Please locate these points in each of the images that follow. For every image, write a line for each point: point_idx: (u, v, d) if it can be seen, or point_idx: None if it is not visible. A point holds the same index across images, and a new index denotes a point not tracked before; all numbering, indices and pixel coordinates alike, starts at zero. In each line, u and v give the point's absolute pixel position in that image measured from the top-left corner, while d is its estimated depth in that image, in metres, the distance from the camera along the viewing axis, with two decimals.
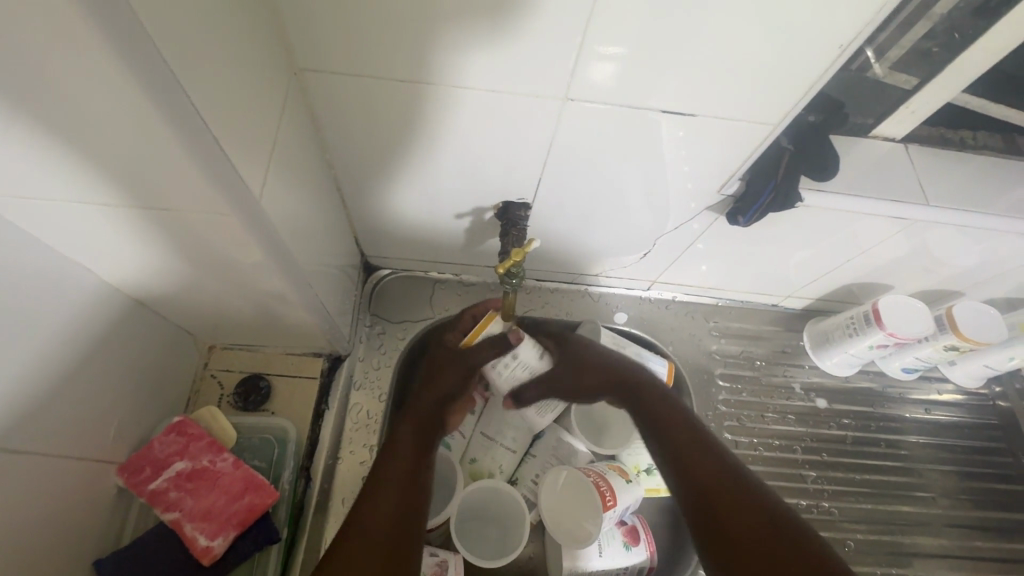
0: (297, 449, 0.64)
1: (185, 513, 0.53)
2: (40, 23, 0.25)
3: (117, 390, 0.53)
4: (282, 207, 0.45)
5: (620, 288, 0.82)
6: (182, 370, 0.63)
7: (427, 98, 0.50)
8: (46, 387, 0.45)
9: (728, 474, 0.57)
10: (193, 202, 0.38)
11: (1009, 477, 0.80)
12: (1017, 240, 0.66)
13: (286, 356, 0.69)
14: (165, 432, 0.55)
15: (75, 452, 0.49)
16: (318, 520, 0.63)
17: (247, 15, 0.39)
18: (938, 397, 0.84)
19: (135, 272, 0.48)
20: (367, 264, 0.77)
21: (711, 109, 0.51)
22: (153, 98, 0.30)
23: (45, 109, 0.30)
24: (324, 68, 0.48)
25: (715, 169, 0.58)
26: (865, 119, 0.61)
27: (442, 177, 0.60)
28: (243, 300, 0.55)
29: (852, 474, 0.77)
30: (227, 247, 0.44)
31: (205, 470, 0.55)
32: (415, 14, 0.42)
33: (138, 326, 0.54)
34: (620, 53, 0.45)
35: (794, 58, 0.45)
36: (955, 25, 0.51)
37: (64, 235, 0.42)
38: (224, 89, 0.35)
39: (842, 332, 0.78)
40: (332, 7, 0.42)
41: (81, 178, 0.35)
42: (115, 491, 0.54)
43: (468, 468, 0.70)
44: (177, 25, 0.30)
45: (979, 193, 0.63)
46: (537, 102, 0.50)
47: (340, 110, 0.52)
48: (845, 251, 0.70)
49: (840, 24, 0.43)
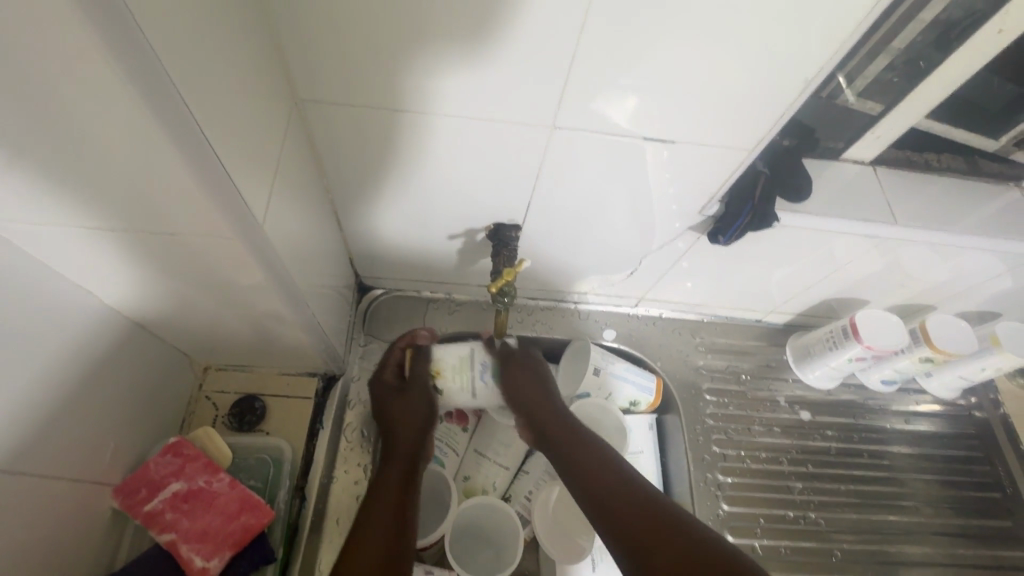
0: (292, 469, 0.65)
1: (181, 534, 0.53)
2: (65, 60, 0.27)
3: (115, 412, 0.53)
4: (283, 230, 0.47)
5: (608, 306, 0.85)
6: (176, 392, 0.63)
7: (424, 125, 0.52)
8: (46, 406, 0.45)
9: (634, 498, 0.56)
10: (199, 228, 0.40)
11: (988, 485, 0.82)
12: (982, 256, 0.69)
13: (281, 376, 0.70)
14: (160, 453, 0.55)
15: (71, 473, 0.49)
16: (313, 540, 0.63)
17: (252, 50, 0.41)
18: (918, 408, 0.87)
19: (136, 294, 0.49)
20: (360, 284, 0.78)
21: (690, 136, 0.54)
22: (166, 129, 0.32)
23: (63, 142, 0.32)
24: (323, 99, 0.50)
25: (696, 190, 0.61)
26: (836, 144, 0.65)
27: (435, 201, 0.62)
28: (241, 322, 0.56)
29: (838, 484, 0.79)
30: (229, 269, 0.45)
31: (201, 491, 0.55)
32: (410, 47, 0.45)
33: (136, 347, 0.55)
34: (603, 81, 0.48)
35: (764, 88, 0.49)
36: (913, 58, 0.55)
37: (69, 258, 0.43)
38: (231, 121, 0.37)
39: (822, 346, 0.81)
40: (332, 41, 0.45)
41: (91, 205, 0.37)
42: (109, 513, 0.54)
43: (461, 485, 0.71)
44: (190, 65, 0.32)
45: (944, 212, 0.66)
46: (526, 129, 0.53)
47: (337, 138, 0.54)
48: (822, 268, 0.73)
49: (806, 57, 0.46)
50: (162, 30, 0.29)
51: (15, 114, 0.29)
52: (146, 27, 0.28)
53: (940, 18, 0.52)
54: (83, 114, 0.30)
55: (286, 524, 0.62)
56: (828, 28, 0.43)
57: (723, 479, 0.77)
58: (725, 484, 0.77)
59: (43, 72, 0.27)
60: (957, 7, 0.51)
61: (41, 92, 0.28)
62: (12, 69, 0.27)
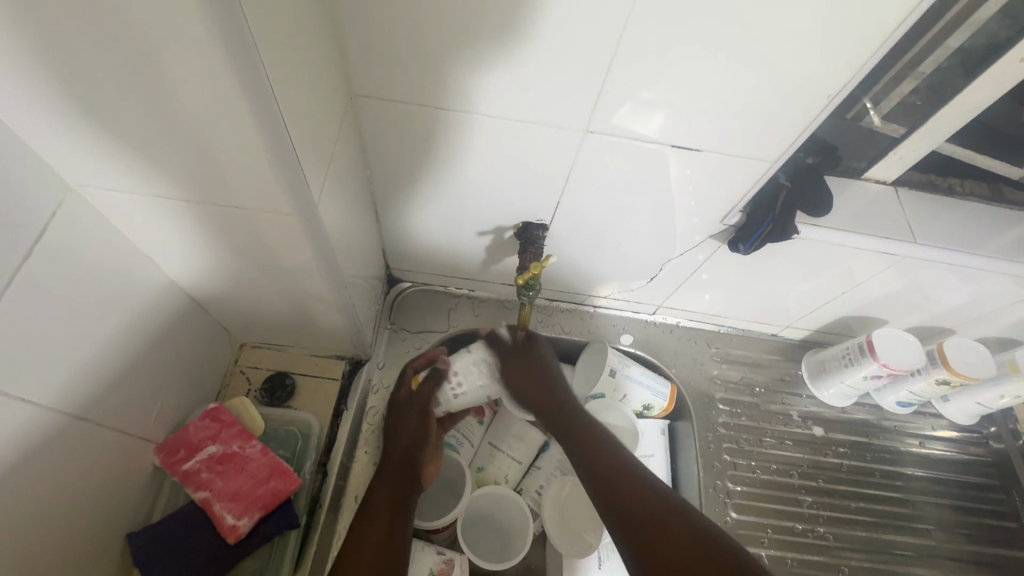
0: (319, 443, 0.68)
1: (215, 493, 0.56)
2: (174, 33, 0.31)
3: (164, 374, 0.57)
4: (332, 212, 0.51)
5: (627, 311, 0.87)
6: (216, 364, 0.67)
7: (465, 124, 0.56)
8: (111, 361, 0.49)
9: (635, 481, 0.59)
10: (261, 202, 0.43)
11: (1003, 514, 0.81)
12: (1004, 281, 0.70)
13: (312, 357, 0.73)
14: (200, 417, 0.58)
15: (122, 425, 0.53)
16: (332, 513, 0.66)
17: (320, 47, 0.45)
18: (934, 432, 0.86)
19: (193, 265, 0.53)
20: (390, 277, 0.82)
21: (716, 147, 0.57)
22: (250, 108, 0.35)
23: (159, 111, 0.36)
24: (377, 95, 0.54)
25: (718, 201, 0.63)
26: (858, 163, 0.67)
27: (467, 198, 0.66)
28: (281, 300, 0.60)
29: (848, 501, 0.79)
30: (280, 245, 0.49)
31: (235, 455, 0.58)
32: (460, 48, 0.49)
33: (188, 317, 0.59)
34: (634, 92, 0.51)
35: (789, 103, 0.51)
36: (936, 84, 0.57)
37: (142, 225, 0.47)
38: (301, 105, 0.41)
39: (838, 362, 0.81)
40: (391, 42, 0.49)
41: (172, 173, 0.41)
42: (150, 469, 0.58)
43: (475, 475, 0.73)
44: (275, 52, 0.36)
45: (964, 235, 0.68)
46: (560, 132, 0.56)
47: (385, 133, 0.58)
48: (840, 284, 0.74)
49: (831, 76, 0.49)
50: (259, 22, 0.33)
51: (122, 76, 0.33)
52: (250, 18, 0.32)
53: (965, 45, 0.54)
54: (179, 84, 0.34)
55: (309, 495, 0.66)
56: (853, 48, 0.46)
57: (732, 487, 0.78)
58: (734, 492, 0.78)
59: (152, 42, 0.31)
60: (980, 36, 0.53)
61: (150, 61, 0.32)
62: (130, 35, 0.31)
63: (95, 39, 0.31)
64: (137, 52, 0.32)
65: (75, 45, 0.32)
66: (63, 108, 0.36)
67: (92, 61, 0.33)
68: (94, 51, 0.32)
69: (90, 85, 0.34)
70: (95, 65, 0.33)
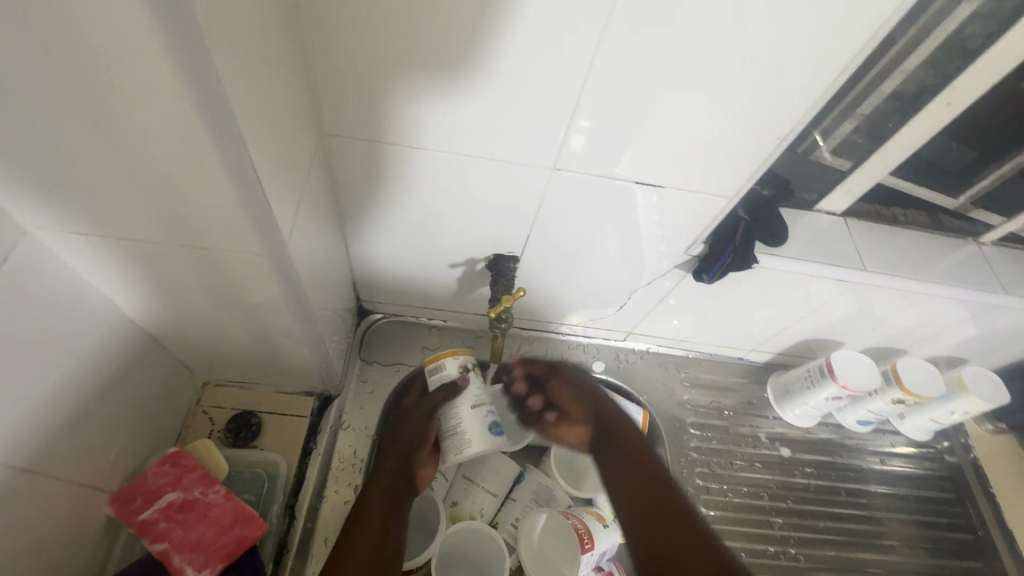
0: (287, 484, 0.66)
1: (174, 544, 0.53)
2: (147, 84, 0.31)
3: (121, 418, 0.55)
4: (304, 245, 0.51)
5: (599, 339, 0.88)
6: (176, 404, 0.65)
7: (436, 161, 0.57)
8: (65, 408, 0.47)
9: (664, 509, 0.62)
10: (229, 244, 0.43)
11: (961, 527, 0.85)
12: (947, 305, 0.74)
13: (280, 394, 0.71)
14: (159, 462, 0.56)
15: (74, 476, 0.50)
16: (301, 559, 0.63)
17: (291, 89, 0.46)
18: (893, 449, 0.90)
19: (154, 304, 0.52)
20: (360, 308, 0.81)
21: (677, 182, 0.59)
22: (221, 151, 0.35)
23: (124, 157, 0.36)
24: (348, 134, 0.55)
25: (682, 233, 0.66)
26: (810, 195, 0.71)
27: (439, 232, 0.66)
28: (247, 337, 0.58)
29: (817, 521, 0.81)
30: (249, 283, 0.48)
31: (196, 502, 0.56)
32: (431, 90, 0.50)
33: (146, 357, 0.57)
34: (600, 132, 0.54)
35: (744, 141, 0.54)
36: (875, 123, 0.62)
37: (101, 265, 0.46)
38: (270, 148, 0.41)
39: (801, 384, 0.84)
40: (362, 83, 0.50)
41: (136, 216, 0.41)
42: (105, 520, 0.55)
43: (449, 510, 0.71)
44: (246, 100, 0.36)
45: (908, 262, 0.72)
46: (530, 169, 0.58)
47: (354, 170, 0.59)
48: (799, 309, 0.77)
49: (780, 120, 0.52)
50: (229, 69, 0.33)
51: (90, 123, 0.33)
52: (223, 69, 0.32)
53: (898, 90, 0.59)
54: (149, 130, 0.34)
55: (277, 538, 0.63)
56: (799, 93, 0.49)
57: (705, 512, 0.79)
58: (708, 517, 0.79)
59: (123, 89, 0.31)
60: (911, 82, 0.58)
61: (118, 108, 0.32)
62: (98, 85, 0.31)
63: (58, 83, 0.31)
64: (106, 101, 0.32)
65: (34, 89, 0.31)
66: (18, 151, 0.35)
67: (52, 108, 0.32)
68: (58, 99, 0.32)
69: (45, 127, 0.33)
70: (57, 114, 0.33)
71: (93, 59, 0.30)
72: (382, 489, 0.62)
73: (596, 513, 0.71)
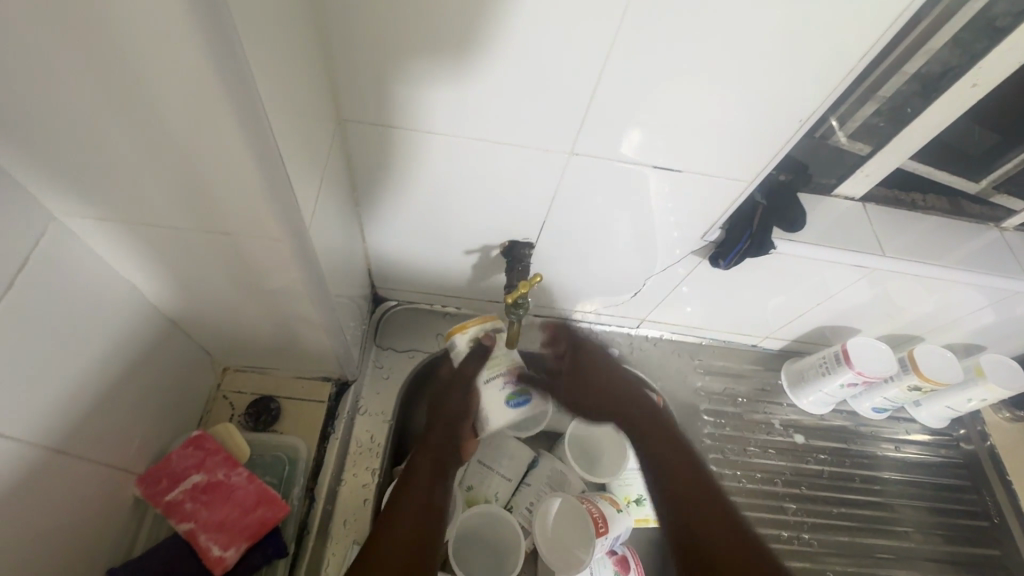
0: (307, 468, 0.67)
1: (199, 524, 0.54)
2: (172, 71, 0.31)
3: (146, 403, 0.56)
4: (323, 231, 0.51)
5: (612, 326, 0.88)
6: (198, 389, 0.66)
7: (453, 147, 0.57)
8: (93, 392, 0.48)
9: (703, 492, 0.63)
10: (252, 229, 0.44)
11: (976, 514, 0.84)
12: (966, 291, 0.73)
13: (297, 380, 0.72)
14: (183, 445, 0.57)
15: (102, 458, 0.51)
16: (321, 541, 0.65)
17: (310, 74, 0.46)
18: (908, 436, 0.89)
19: (177, 290, 0.52)
20: (375, 295, 0.82)
21: (695, 168, 0.59)
22: (244, 137, 0.35)
23: (148, 143, 0.36)
24: (365, 120, 0.55)
25: (699, 218, 0.65)
26: (829, 180, 0.70)
27: (454, 219, 0.67)
28: (267, 323, 0.59)
29: (830, 507, 0.81)
30: (270, 269, 0.49)
31: (220, 483, 0.57)
32: (448, 75, 0.50)
33: (169, 343, 0.58)
34: (618, 117, 0.53)
35: (763, 125, 0.54)
36: (897, 106, 0.61)
37: (125, 252, 0.47)
38: (291, 134, 0.41)
39: (815, 371, 0.84)
40: (379, 68, 0.50)
41: (161, 202, 0.41)
42: (132, 501, 0.56)
43: (464, 494, 0.71)
44: (268, 86, 0.36)
45: (928, 247, 0.71)
46: (547, 155, 0.58)
47: (371, 156, 0.59)
48: (815, 295, 0.77)
49: (801, 103, 0.51)
50: (252, 55, 0.33)
51: (116, 110, 0.34)
52: (247, 53, 0.32)
53: (921, 72, 0.58)
54: (173, 117, 0.34)
55: (297, 520, 0.65)
56: (821, 76, 0.49)
57: None
58: None
59: (149, 76, 0.32)
60: (936, 63, 0.57)
61: (143, 94, 0.33)
62: (123, 71, 0.31)
63: (84, 67, 0.31)
64: (131, 88, 0.32)
65: (61, 74, 0.31)
66: (46, 138, 0.35)
67: (80, 95, 0.33)
68: (85, 86, 0.32)
69: (72, 113, 0.34)
70: (84, 101, 0.33)
71: (119, 46, 0.30)
72: (427, 466, 0.63)
73: (610, 497, 0.71)
